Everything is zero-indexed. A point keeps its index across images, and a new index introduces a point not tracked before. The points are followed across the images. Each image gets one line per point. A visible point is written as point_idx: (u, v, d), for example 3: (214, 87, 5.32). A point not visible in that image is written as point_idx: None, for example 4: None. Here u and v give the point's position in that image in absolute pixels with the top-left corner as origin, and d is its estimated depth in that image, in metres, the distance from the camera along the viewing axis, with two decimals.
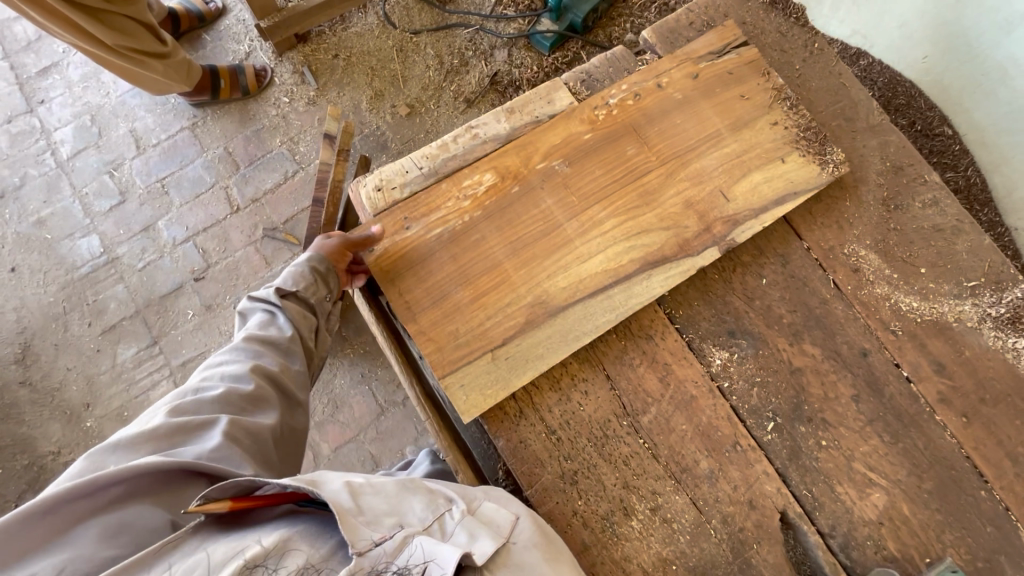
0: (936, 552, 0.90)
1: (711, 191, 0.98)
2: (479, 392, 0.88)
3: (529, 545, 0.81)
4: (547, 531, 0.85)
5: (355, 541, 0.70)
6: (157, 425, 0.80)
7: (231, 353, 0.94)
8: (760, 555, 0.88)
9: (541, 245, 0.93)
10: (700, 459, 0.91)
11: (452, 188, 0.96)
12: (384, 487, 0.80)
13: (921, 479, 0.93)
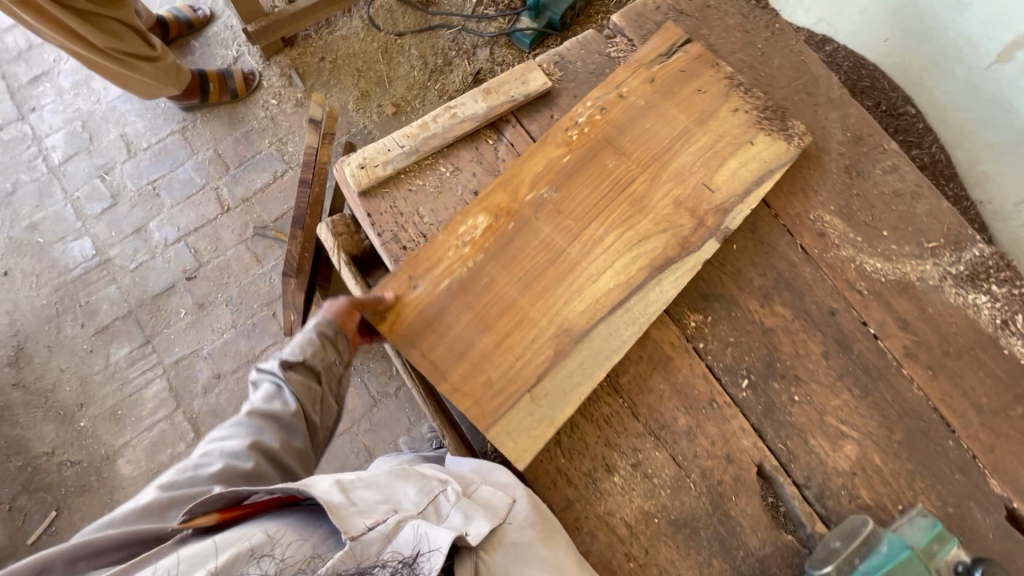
0: (908, 499, 0.94)
1: (694, 186, 1.01)
2: (526, 434, 0.87)
3: (524, 524, 0.83)
4: (544, 510, 0.86)
5: (345, 526, 0.73)
6: (149, 500, 0.79)
7: (231, 429, 0.88)
8: (739, 506, 0.91)
9: (549, 276, 0.94)
10: (678, 417, 0.94)
11: (448, 237, 0.96)
12: (376, 479, 0.85)
13: (892, 430, 0.97)
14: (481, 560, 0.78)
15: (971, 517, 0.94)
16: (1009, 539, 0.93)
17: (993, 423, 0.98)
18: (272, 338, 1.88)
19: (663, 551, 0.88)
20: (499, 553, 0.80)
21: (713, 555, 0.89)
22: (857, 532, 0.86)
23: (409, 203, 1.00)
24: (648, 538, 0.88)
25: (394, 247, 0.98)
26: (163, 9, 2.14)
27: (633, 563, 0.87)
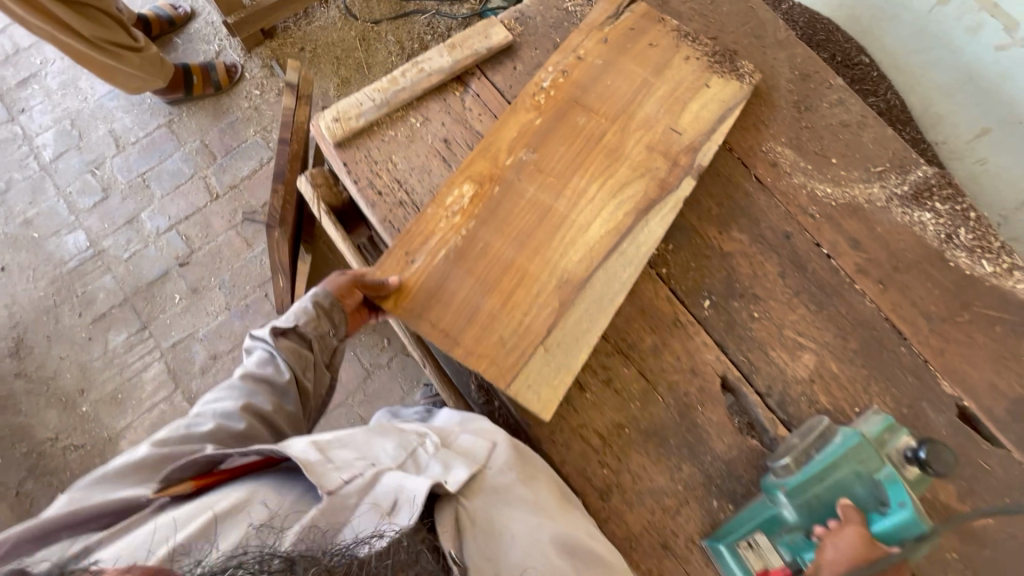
0: (864, 402, 1.00)
1: (663, 132, 1.06)
2: (547, 386, 0.90)
3: (504, 468, 0.87)
4: (525, 451, 0.91)
5: (322, 482, 0.80)
6: (142, 455, 0.86)
7: (225, 391, 0.97)
8: (705, 415, 0.97)
9: (542, 235, 0.97)
10: (645, 336, 1.00)
11: (437, 209, 0.99)
12: (354, 438, 0.89)
13: (847, 340, 1.03)
14: (462, 505, 0.84)
15: (924, 416, 1.00)
16: (960, 434, 1.00)
17: (942, 330, 1.04)
18: (265, 317, 1.93)
19: (635, 458, 0.94)
20: (480, 497, 0.85)
21: (683, 460, 0.95)
22: (813, 429, 0.92)
23: (382, 152, 1.07)
24: (620, 448, 0.94)
25: (370, 193, 1.04)
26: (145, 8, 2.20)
27: (607, 471, 0.93)
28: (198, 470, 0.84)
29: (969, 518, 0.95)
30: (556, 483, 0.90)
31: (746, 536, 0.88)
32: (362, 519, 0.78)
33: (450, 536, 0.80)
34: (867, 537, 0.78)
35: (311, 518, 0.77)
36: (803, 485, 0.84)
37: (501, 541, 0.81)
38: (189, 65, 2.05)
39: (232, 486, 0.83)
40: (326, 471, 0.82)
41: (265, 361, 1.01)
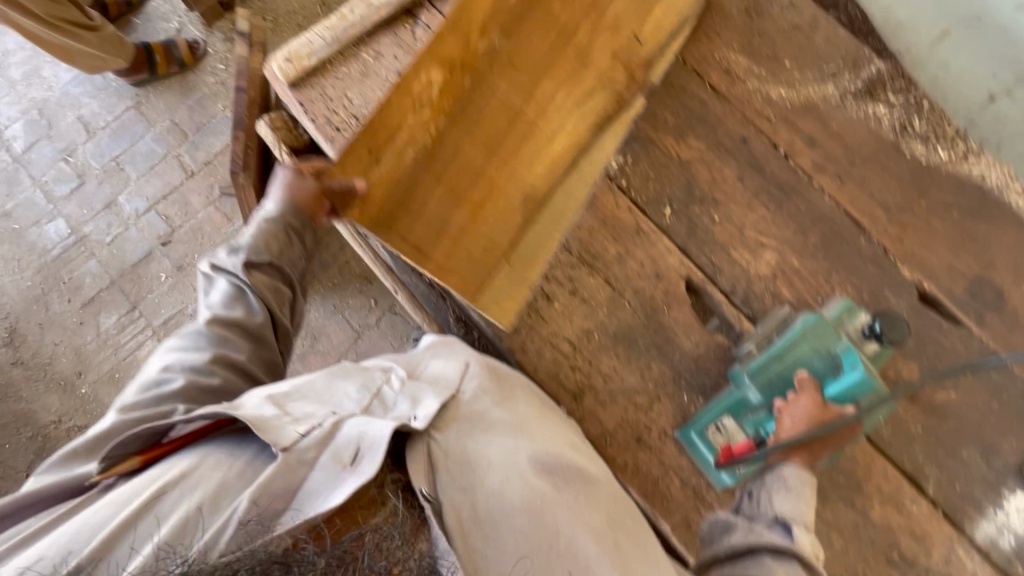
0: (826, 292, 1.03)
1: (628, 37, 1.07)
2: (508, 294, 0.98)
3: (479, 393, 0.82)
4: (501, 371, 0.87)
5: (276, 439, 0.68)
6: (108, 426, 0.82)
7: (191, 340, 0.93)
8: (671, 316, 1.00)
9: (503, 148, 0.98)
10: (608, 246, 1.03)
11: (403, 96, 0.88)
12: (313, 386, 0.81)
13: (807, 236, 1.05)
14: (434, 438, 0.75)
15: (885, 301, 1.03)
16: (920, 316, 1.03)
17: (900, 218, 1.06)
18: None
19: (605, 361, 0.97)
20: (453, 428, 0.76)
21: (652, 359, 0.98)
22: (775, 317, 0.98)
23: (337, 89, 1.07)
24: (590, 352, 0.98)
25: (328, 129, 1.06)
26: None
27: (578, 374, 0.97)
28: (142, 442, 0.76)
29: (931, 393, 0.99)
30: (531, 388, 0.89)
31: (714, 420, 0.91)
32: (322, 478, 0.66)
33: (424, 471, 0.72)
34: (820, 404, 0.82)
35: (263, 480, 0.65)
36: (764, 366, 0.88)
37: (479, 460, 0.73)
38: (150, 44, 2.02)
39: (175, 455, 0.73)
40: (280, 425, 0.70)
41: (222, 292, 1.00)
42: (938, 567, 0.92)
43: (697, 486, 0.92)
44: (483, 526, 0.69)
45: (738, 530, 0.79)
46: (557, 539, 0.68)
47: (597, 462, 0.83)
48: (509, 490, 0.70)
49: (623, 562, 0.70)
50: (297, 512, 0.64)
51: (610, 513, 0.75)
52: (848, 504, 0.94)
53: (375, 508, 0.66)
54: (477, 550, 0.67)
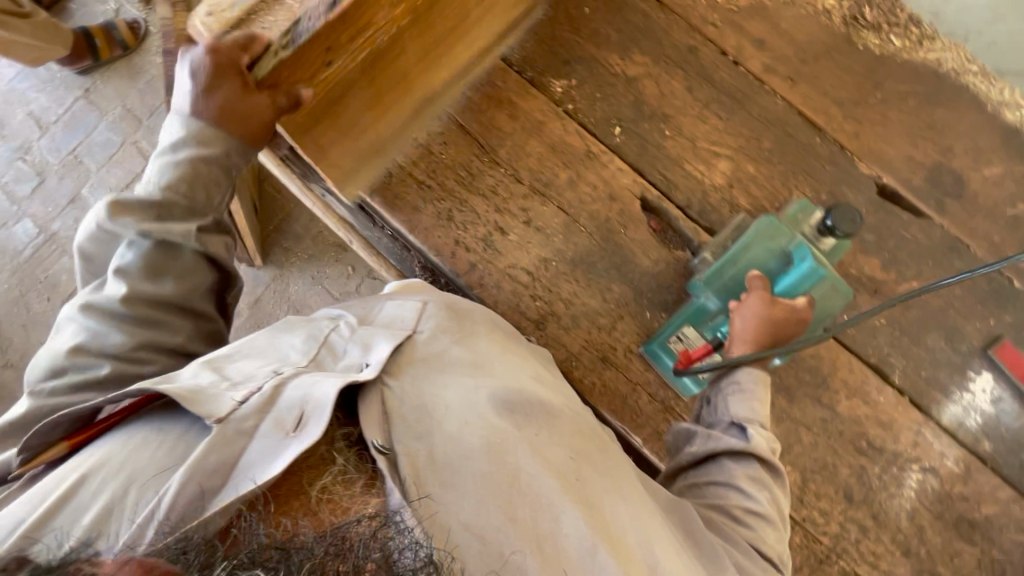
0: (784, 196, 1.01)
1: None
2: None
3: (437, 332, 0.70)
4: (459, 309, 0.76)
5: (210, 410, 0.53)
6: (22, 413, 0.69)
7: (104, 317, 0.74)
8: (628, 236, 0.99)
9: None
10: (559, 172, 1.01)
11: None
12: (254, 344, 0.66)
13: (761, 141, 1.03)
14: (388, 384, 0.60)
15: (844, 199, 1.02)
16: (880, 210, 1.01)
17: (856, 113, 1.04)
18: None
19: (565, 287, 0.97)
20: (409, 371, 0.62)
21: (612, 281, 0.98)
22: (731, 225, 0.98)
23: None
24: (550, 279, 0.98)
25: None
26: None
27: (539, 302, 0.97)
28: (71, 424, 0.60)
29: (893, 286, 0.99)
30: (492, 321, 0.79)
31: (675, 331, 0.92)
32: (261, 450, 0.51)
33: (378, 419, 0.57)
34: (770, 300, 0.81)
35: (194, 459, 0.49)
36: (718, 272, 0.88)
37: (435, 397, 0.60)
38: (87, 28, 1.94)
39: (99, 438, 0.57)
40: (214, 392, 0.55)
41: (136, 252, 0.76)
42: (907, 451, 0.94)
43: (665, 399, 0.94)
44: (438, 470, 0.54)
45: (698, 439, 0.78)
46: (521, 478, 0.55)
47: (565, 399, 0.71)
48: (469, 431, 0.57)
49: (597, 506, 0.58)
50: (234, 488, 0.49)
51: (578, 448, 0.63)
52: (816, 401, 0.95)
53: (329, 471, 0.51)
54: (431, 499, 0.53)
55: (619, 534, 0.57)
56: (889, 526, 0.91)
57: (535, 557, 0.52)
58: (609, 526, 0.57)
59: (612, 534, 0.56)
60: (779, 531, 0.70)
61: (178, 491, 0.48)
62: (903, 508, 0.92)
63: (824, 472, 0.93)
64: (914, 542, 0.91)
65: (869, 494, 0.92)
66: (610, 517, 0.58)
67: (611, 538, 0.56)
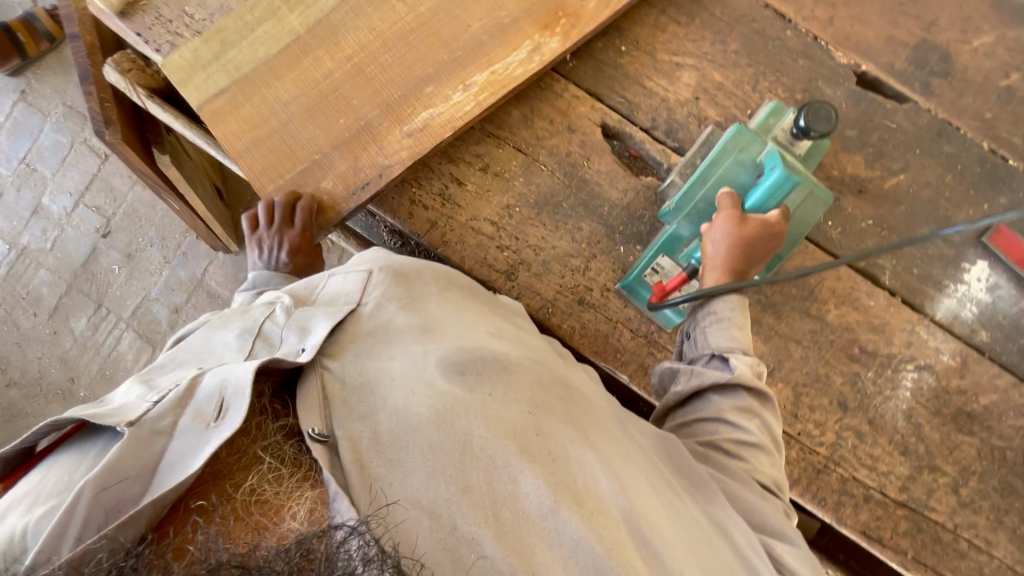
0: (757, 101, 0.93)
1: None
2: None
3: (382, 301, 0.69)
4: (408, 271, 0.74)
5: (122, 416, 0.52)
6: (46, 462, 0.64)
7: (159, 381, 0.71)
8: (592, 168, 0.93)
9: (300, 41, 0.86)
10: (510, 110, 0.93)
11: None
12: (189, 348, 0.67)
13: (726, 44, 0.94)
14: (329, 366, 0.61)
15: (821, 95, 0.93)
16: (862, 102, 0.93)
17: None
18: (208, 257, 1.78)
19: (532, 232, 0.93)
20: (351, 351, 0.63)
21: (581, 219, 0.93)
22: (699, 140, 0.90)
23: (172, 6, 0.94)
24: (515, 227, 0.93)
25: None
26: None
27: (507, 251, 0.92)
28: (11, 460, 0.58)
29: (879, 182, 0.92)
30: (447, 277, 0.76)
31: (650, 263, 0.87)
32: (184, 442, 0.51)
33: (317, 407, 0.58)
34: (740, 218, 0.76)
35: (108, 459, 0.49)
36: (688, 194, 0.83)
37: (378, 374, 0.61)
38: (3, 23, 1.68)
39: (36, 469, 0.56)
40: (133, 404, 0.55)
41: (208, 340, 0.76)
42: (902, 352, 0.91)
43: (648, 333, 0.91)
44: (384, 449, 0.55)
45: (682, 377, 0.76)
46: (470, 445, 0.55)
47: (528, 349, 0.68)
48: (415, 403, 0.57)
49: (558, 460, 0.57)
50: (157, 484, 0.49)
51: (539, 401, 0.61)
52: (804, 314, 0.92)
53: (256, 471, 0.52)
54: (378, 479, 0.54)
55: (584, 485, 0.56)
56: (886, 429, 0.90)
57: (491, 524, 0.52)
58: (572, 479, 0.56)
59: (575, 487, 0.56)
60: (773, 457, 0.70)
61: (92, 497, 0.47)
62: (900, 409, 0.90)
63: (817, 383, 0.91)
64: (913, 441, 0.90)
65: (864, 400, 0.91)
66: (575, 469, 0.57)
67: (573, 490, 0.55)
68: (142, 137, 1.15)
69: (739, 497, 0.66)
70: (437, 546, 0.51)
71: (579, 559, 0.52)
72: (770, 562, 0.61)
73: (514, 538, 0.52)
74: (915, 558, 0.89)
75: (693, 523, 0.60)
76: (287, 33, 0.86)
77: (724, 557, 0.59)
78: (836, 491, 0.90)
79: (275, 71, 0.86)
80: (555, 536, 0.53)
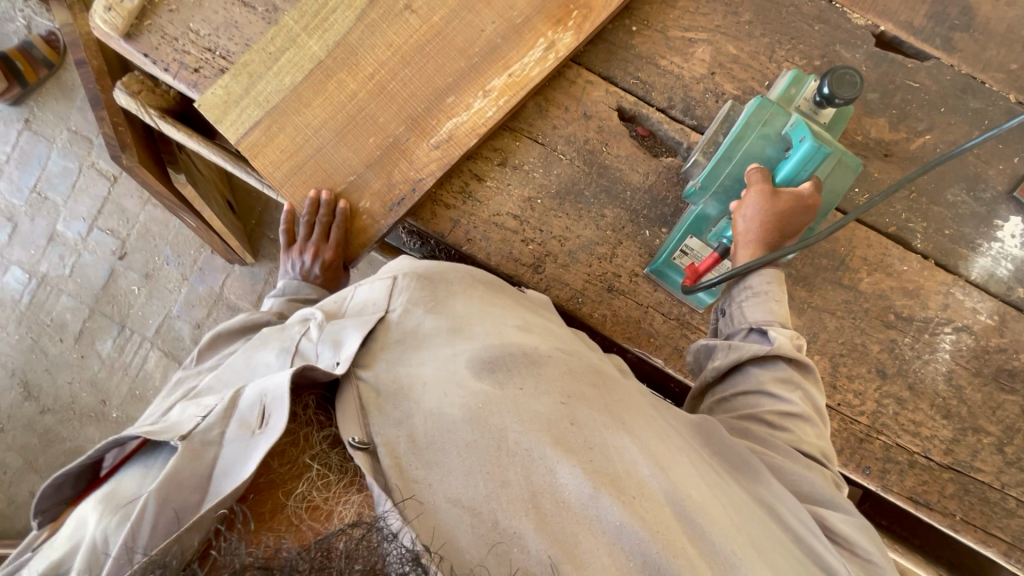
0: (775, 71, 0.91)
1: None
2: None
3: (410, 307, 0.68)
4: (431, 274, 0.73)
5: (175, 433, 0.53)
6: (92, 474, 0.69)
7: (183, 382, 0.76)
8: (611, 153, 0.92)
9: (323, 66, 0.87)
10: (525, 101, 0.92)
11: None
12: (234, 367, 0.68)
13: (739, 15, 0.92)
14: (364, 376, 0.60)
15: (839, 60, 0.91)
16: (882, 63, 0.91)
17: None
18: (226, 271, 1.79)
19: (556, 223, 0.92)
20: (382, 359, 0.62)
21: (604, 206, 0.92)
22: (718, 117, 0.87)
23: (177, 23, 0.93)
24: (539, 219, 0.92)
25: (186, 74, 0.93)
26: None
27: (532, 245, 0.92)
28: (77, 482, 0.59)
29: (905, 143, 0.91)
30: (472, 278, 0.75)
31: (679, 245, 0.86)
32: (234, 451, 0.52)
33: (355, 417, 0.56)
34: (771, 192, 0.74)
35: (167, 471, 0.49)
36: (714, 172, 0.81)
37: (412, 379, 0.60)
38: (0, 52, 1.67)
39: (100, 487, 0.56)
40: (186, 419, 0.56)
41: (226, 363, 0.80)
42: (938, 315, 0.90)
43: (680, 315, 0.91)
44: (422, 452, 0.53)
45: (719, 352, 0.74)
46: (506, 440, 0.53)
47: (557, 342, 0.67)
48: (449, 404, 0.56)
49: (596, 448, 0.55)
50: (217, 490, 0.49)
51: (571, 390, 0.59)
52: (837, 284, 0.91)
53: (305, 478, 0.52)
54: (417, 482, 0.52)
55: (625, 469, 0.54)
56: (926, 394, 0.90)
57: (532, 517, 0.50)
58: (611, 465, 0.54)
59: (615, 473, 0.53)
60: (818, 428, 0.68)
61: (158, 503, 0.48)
62: (940, 373, 0.90)
63: (853, 353, 0.90)
64: (955, 403, 0.90)
65: (902, 365, 0.90)
66: (613, 456, 0.54)
67: (613, 477, 0.53)
68: (155, 153, 1.15)
69: (786, 471, 0.63)
70: (478, 545, 0.49)
71: (625, 545, 0.50)
72: (824, 535, 0.58)
73: (556, 532, 0.50)
74: (965, 519, 0.88)
75: (743, 505, 0.57)
76: (310, 58, 0.87)
77: (781, 539, 0.56)
78: (879, 458, 0.90)
79: (303, 99, 0.87)
80: (598, 526, 0.50)
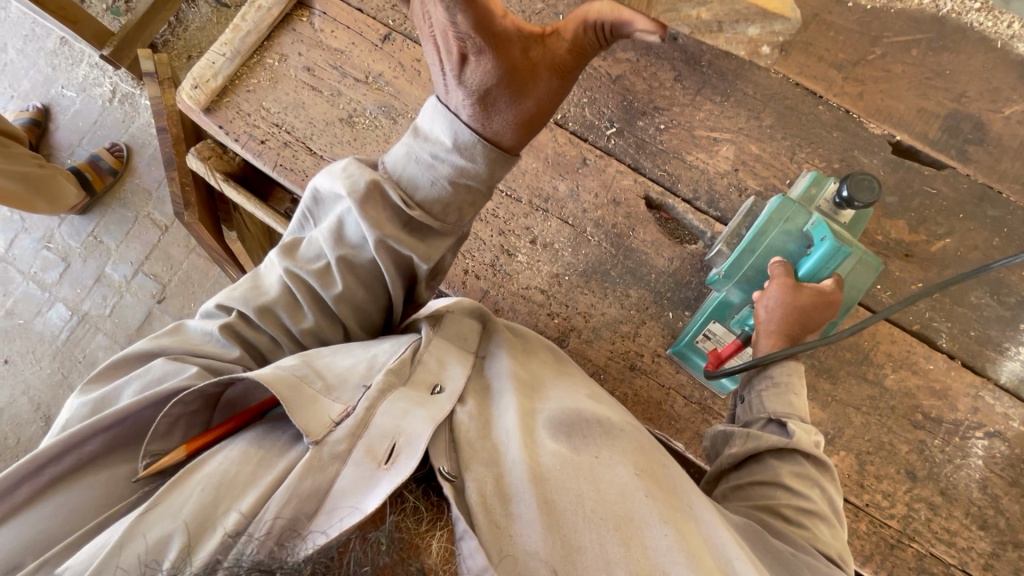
0: (795, 171, 0.97)
1: None
2: None
3: (497, 354, 0.67)
4: (520, 336, 0.75)
5: (306, 426, 0.50)
6: (189, 332, 0.65)
7: (310, 252, 0.65)
8: (638, 238, 0.97)
9: None
10: (559, 184, 0.99)
11: None
12: (350, 343, 0.64)
13: (761, 119, 0.99)
14: (457, 411, 0.58)
15: (858, 164, 0.97)
16: (899, 169, 0.96)
17: (856, 74, 0.99)
18: None
19: (582, 300, 0.96)
20: (475, 399, 0.61)
21: (629, 286, 0.96)
22: (742, 211, 0.93)
23: (252, 101, 1.05)
24: (565, 295, 0.96)
25: (253, 144, 1.03)
26: (22, 85, 1.99)
27: (558, 319, 0.95)
28: (188, 430, 0.56)
29: (925, 245, 0.94)
30: (541, 345, 0.75)
31: (701, 329, 0.89)
32: (354, 479, 0.48)
33: (444, 446, 0.54)
34: (794, 285, 0.76)
35: (290, 484, 0.46)
36: (737, 262, 0.84)
37: (493, 426, 0.57)
38: (73, 167, 1.81)
39: (215, 434, 0.55)
40: (334, 397, 0.54)
41: (364, 238, 0.62)
42: (968, 419, 0.88)
43: (702, 399, 0.92)
44: (506, 499, 0.51)
45: (737, 440, 0.71)
46: (585, 501, 0.51)
47: (624, 415, 0.65)
48: (533, 457, 0.54)
49: (680, 520, 0.51)
50: (331, 526, 0.45)
51: (644, 463, 0.56)
52: (861, 379, 0.91)
53: (398, 506, 0.47)
54: (501, 529, 0.49)
55: (706, 547, 0.50)
56: (960, 501, 0.86)
57: None
58: (689, 540, 0.50)
59: (695, 547, 0.49)
60: (836, 529, 0.63)
61: (276, 513, 0.45)
62: (973, 479, 0.87)
63: (882, 452, 0.88)
64: (991, 513, 0.86)
65: (933, 469, 0.87)
66: (692, 534, 0.51)
67: (698, 552, 0.49)
68: (211, 209, 1.24)
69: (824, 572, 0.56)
70: None
71: None
72: None
73: None
74: None
75: None
76: None
77: None
78: (912, 568, 0.85)
79: None
80: None
